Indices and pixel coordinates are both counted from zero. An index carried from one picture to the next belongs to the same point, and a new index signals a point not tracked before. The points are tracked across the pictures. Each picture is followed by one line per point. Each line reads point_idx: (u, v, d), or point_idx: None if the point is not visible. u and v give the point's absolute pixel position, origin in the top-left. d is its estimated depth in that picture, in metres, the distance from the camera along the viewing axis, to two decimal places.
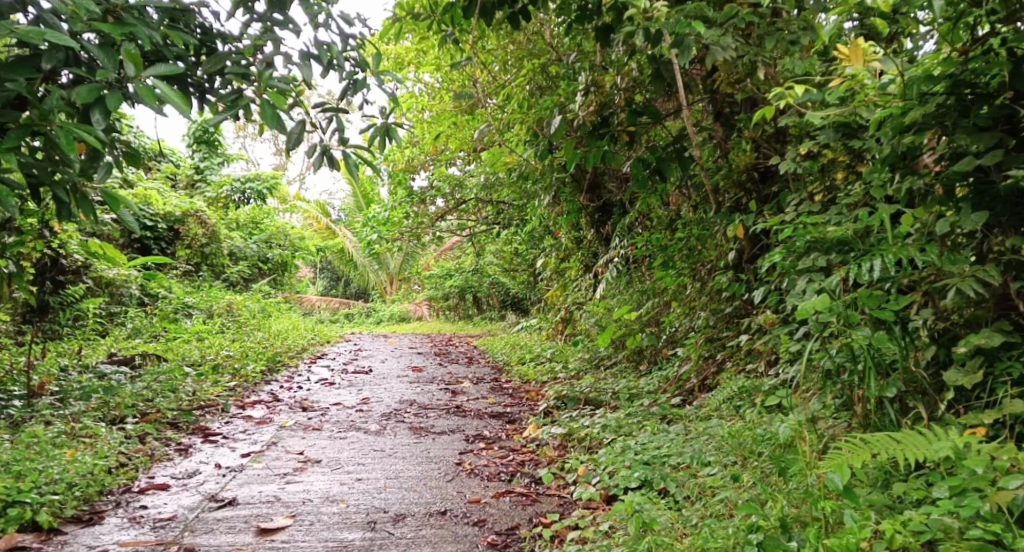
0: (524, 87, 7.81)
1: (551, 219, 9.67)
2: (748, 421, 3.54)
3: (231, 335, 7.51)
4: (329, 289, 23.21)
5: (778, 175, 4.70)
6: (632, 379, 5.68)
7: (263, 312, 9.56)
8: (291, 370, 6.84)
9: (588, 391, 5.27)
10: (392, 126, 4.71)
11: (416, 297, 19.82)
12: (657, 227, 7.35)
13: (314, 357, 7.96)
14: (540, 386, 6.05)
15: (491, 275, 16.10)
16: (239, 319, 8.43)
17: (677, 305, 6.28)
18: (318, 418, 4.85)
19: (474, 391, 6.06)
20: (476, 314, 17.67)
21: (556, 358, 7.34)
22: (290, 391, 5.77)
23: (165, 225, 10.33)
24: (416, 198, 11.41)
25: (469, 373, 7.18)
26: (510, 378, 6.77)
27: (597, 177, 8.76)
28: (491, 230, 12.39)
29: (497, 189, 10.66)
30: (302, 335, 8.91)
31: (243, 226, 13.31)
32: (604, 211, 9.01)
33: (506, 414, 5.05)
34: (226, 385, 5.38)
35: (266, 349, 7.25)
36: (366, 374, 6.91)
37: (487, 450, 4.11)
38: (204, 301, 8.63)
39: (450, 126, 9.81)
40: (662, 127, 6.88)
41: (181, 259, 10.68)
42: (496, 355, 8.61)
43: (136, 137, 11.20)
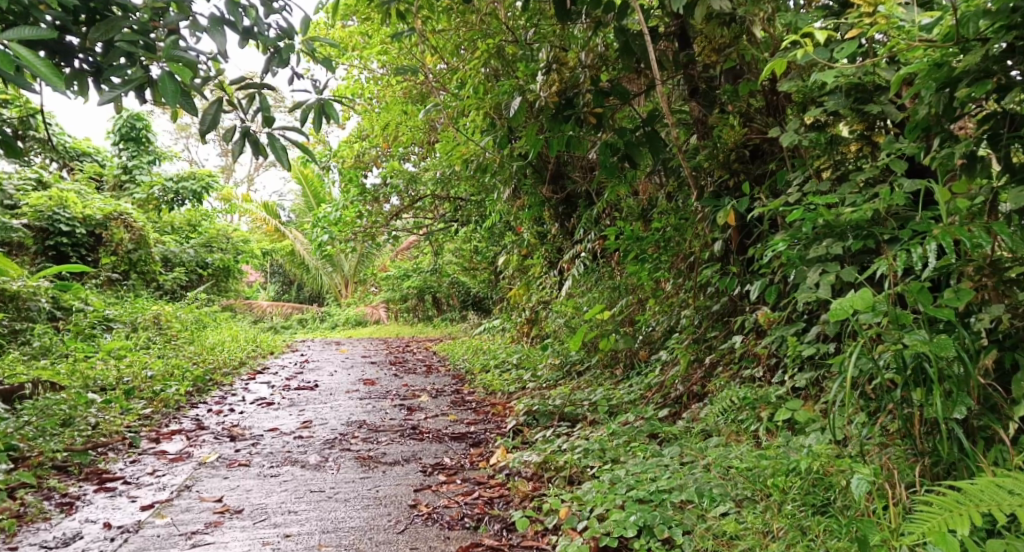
0: (479, 70, 7.21)
1: (512, 214, 9.04)
2: (761, 445, 2.94)
3: (156, 352, 6.77)
4: (282, 294, 22.26)
5: (772, 153, 4.14)
6: (607, 388, 5.08)
7: (198, 323, 8.76)
8: (224, 389, 6.10)
9: (562, 403, 4.65)
10: (330, 103, 4.07)
11: (373, 299, 19.00)
12: (627, 218, 6.77)
13: (254, 371, 7.23)
14: (506, 398, 5.42)
15: (450, 276, 15.41)
16: (169, 332, 7.66)
17: (655, 302, 5.69)
18: (246, 450, 4.14)
19: (433, 406, 5.40)
20: (436, 316, 16.95)
21: (522, 364, 6.71)
22: (220, 416, 5.03)
23: (86, 230, 9.52)
24: (368, 196, 10.68)
25: (426, 384, 6.52)
26: (472, 389, 6.14)
27: (560, 167, 8.16)
28: (449, 228, 11.71)
29: (453, 184, 10.00)
30: (242, 347, 8.16)
31: (180, 231, 12.46)
32: (569, 203, 8.42)
33: (470, 435, 4.39)
34: (138, 415, 4.65)
35: (196, 366, 6.52)
36: (311, 390, 6.21)
37: (448, 484, 3.44)
38: (128, 313, 7.91)
39: (398, 117, 9.14)
40: (631, 109, 6.29)
41: (105, 266, 9.80)
42: (456, 362, 7.95)
43: (55, 134, 10.97)
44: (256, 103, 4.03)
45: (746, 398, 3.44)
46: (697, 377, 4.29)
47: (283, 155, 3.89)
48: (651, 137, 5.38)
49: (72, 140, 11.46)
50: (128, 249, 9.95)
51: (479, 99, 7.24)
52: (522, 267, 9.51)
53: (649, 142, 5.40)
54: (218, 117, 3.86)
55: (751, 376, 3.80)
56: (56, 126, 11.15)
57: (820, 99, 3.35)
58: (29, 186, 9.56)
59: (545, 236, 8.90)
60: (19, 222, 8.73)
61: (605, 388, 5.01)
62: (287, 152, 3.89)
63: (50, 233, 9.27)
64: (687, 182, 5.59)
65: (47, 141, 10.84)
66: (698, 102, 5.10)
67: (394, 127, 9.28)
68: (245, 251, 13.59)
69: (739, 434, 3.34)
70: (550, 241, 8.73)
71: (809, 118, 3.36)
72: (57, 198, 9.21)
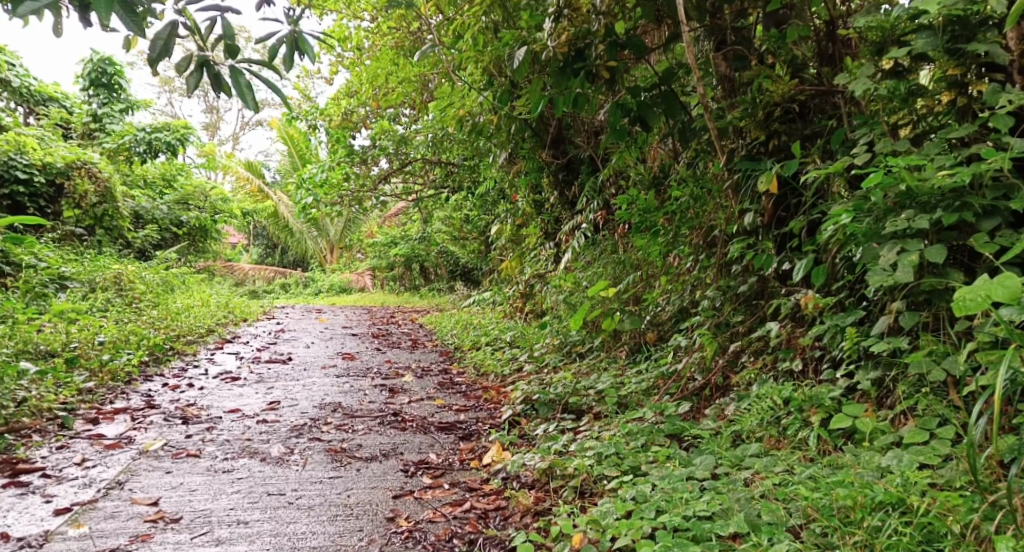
0: (478, 18, 6.44)
1: (508, 180, 8.43)
2: (824, 466, 2.42)
3: (112, 315, 6.15)
4: (265, 258, 21.56)
5: (822, 110, 3.56)
6: (613, 375, 4.53)
7: (166, 285, 8.12)
8: (186, 360, 5.51)
9: (565, 391, 4.10)
10: (306, 36, 3.40)
11: (359, 266, 18.37)
12: (635, 187, 6.18)
13: (223, 340, 6.62)
14: (500, 383, 4.86)
15: (439, 245, 14.79)
16: (130, 294, 7.03)
17: (667, 280, 5.13)
18: (199, 436, 3.56)
19: (417, 389, 4.82)
20: (423, 285, 16.34)
21: (515, 343, 6.15)
22: (175, 392, 4.44)
23: (45, 179, 8.88)
24: (356, 157, 10.01)
25: (411, 362, 5.95)
26: (461, 368, 5.58)
27: (561, 130, 7.54)
28: (441, 194, 11.07)
29: (446, 147, 9.36)
30: (212, 312, 7.55)
31: (154, 186, 11.77)
32: (570, 170, 7.81)
33: (460, 426, 3.84)
34: (76, 391, 4.06)
35: (154, 333, 5.92)
36: (283, 364, 5.62)
37: (433, 491, 2.88)
38: (86, 271, 7.27)
39: (389, 69, 8.45)
40: (646, 65, 5.68)
41: (68, 221, 9.12)
42: (444, 337, 7.38)
43: (18, 76, 10.20)
44: (217, 29, 3.36)
45: (790, 398, 2.89)
46: (721, 367, 3.74)
47: (248, 96, 3.30)
48: (671, 95, 4.80)
49: (38, 84, 10.66)
50: (94, 203, 9.27)
51: (477, 50, 6.58)
52: (516, 238, 8.92)
53: (669, 100, 4.82)
54: (171, 42, 3.22)
55: (790, 371, 3.25)
56: (19, 67, 10.24)
57: (900, 41, 2.77)
58: None
59: (542, 206, 8.30)
60: None
61: (610, 375, 4.46)
62: (253, 93, 3.30)
63: (6, 181, 8.61)
64: (708, 147, 5.01)
65: (8, 82, 9.95)
66: (726, 55, 4.51)
67: (384, 81, 8.61)
68: (224, 210, 12.92)
69: (782, 440, 2.79)
70: (547, 211, 8.11)
71: (885, 64, 2.78)
72: (13, 142, 8.51)
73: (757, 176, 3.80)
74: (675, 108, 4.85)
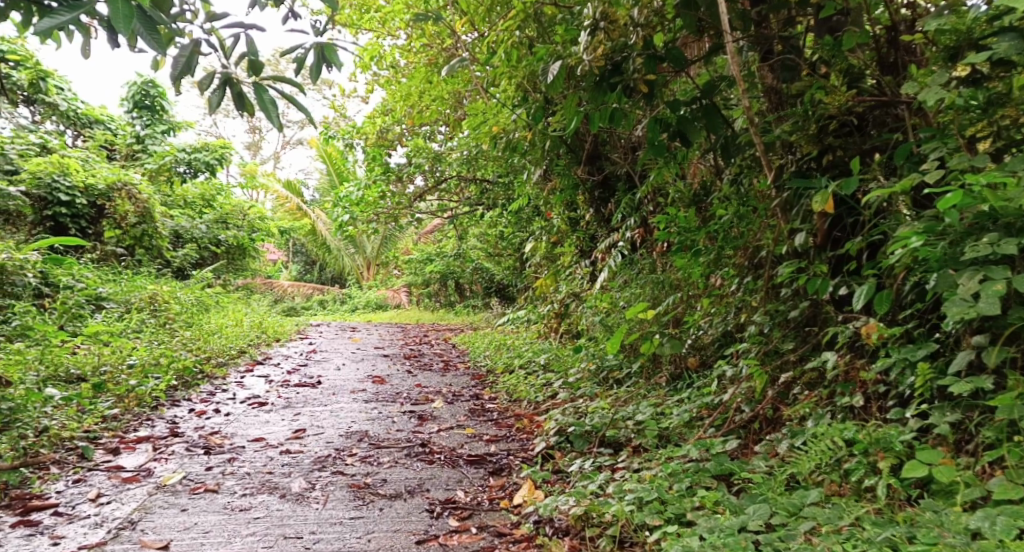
0: (512, 33, 6.29)
1: (543, 197, 8.26)
2: (903, 525, 2.21)
3: (144, 337, 6.09)
4: (303, 274, 21.71)
5: (880, 124, 3.32)
6: (654, 404, 4.31)
7: (200, 304, 8.08)
8: (215, 383, 5.39)
9: (603, 421, 3.89)
10: (332, 50, 3.28)
11: (395, 283, 18.33)
12: (675, 204, 5.96)
13: (254, 361, 6.52)
14: (534, 410, 4.66)
15: (474, 262, 14.66)
16: (164, 314, 6.99)
17: (710, 303, 4.90)
18: (219, 469, 3.41)
19: (447, 416, 4.64)
20: (459, 302, 16.21)
21: (550, 366, 5.95)
22: (200, 419, 4.31)
23: (87, 201, 8.91)
24: (392, 176, 9.94)
25: (442, 385, 5.78)
26: (494, 393, 5.38)
27: (598, 146, 7.35)
28: (476, 211, 10.94)
29: (481, 164, 9.23)
30: (246, 332, 7.48)
31: (193, 205, 11.85)
32: (607, 187, 7.61)
33: (490, 460, 3.64)
34: (99, 418, 3.95)
35: (185, 355, 5.83)
36: (312, 387, 5.48)
37: (459, 536, 2.69)
38: (121, 291, 7.24)
39: (423, 86, 8.34)
40: (686, 79, 5.48)
41: (108, 241, 9.16)
42: (478, 358, 7.20)
43: (62, 99, 10.34)
44: (241, 46, 3.24)
45: (853, 440, 2.65)
46: (770, 398, 3.51)
47: (271, 111, 3.17)
48: (712, 109, 4.55)
49: (85, 106, 10.88)
50: (134, 223, 9.32)
51: (511, 66, 6.41)
52: (552, 256, 8.74)
53: (710, 114, 4.57)
54: (194, 59, 3.13)
55: (848, 406, 3.01)
56: (68, 91, 10.62)
57: (979, 45, 2.60)
58: (31, 152, 8.88)
59: (578, 223, 8.10)
60: (17, 190, 8.13)
61: (651, 405, 4.24)
62: (277, 107, 3.17)
63: (48, 202, 8.68)
64: (753, 165, 4.78)
65: (56, 106, 10.27)
66: (772, 66, 4.29)
67: (418, 98, 8.51)
68: (262, 228, 12.97)
69: (843, 488, 2.56)
70: (582, 228, 7.91)
71: (961, 71, 2.60)
72: (57, 164, 8.59)
73: (811, 193, 3.59)
74: (715, 123, 4.60)
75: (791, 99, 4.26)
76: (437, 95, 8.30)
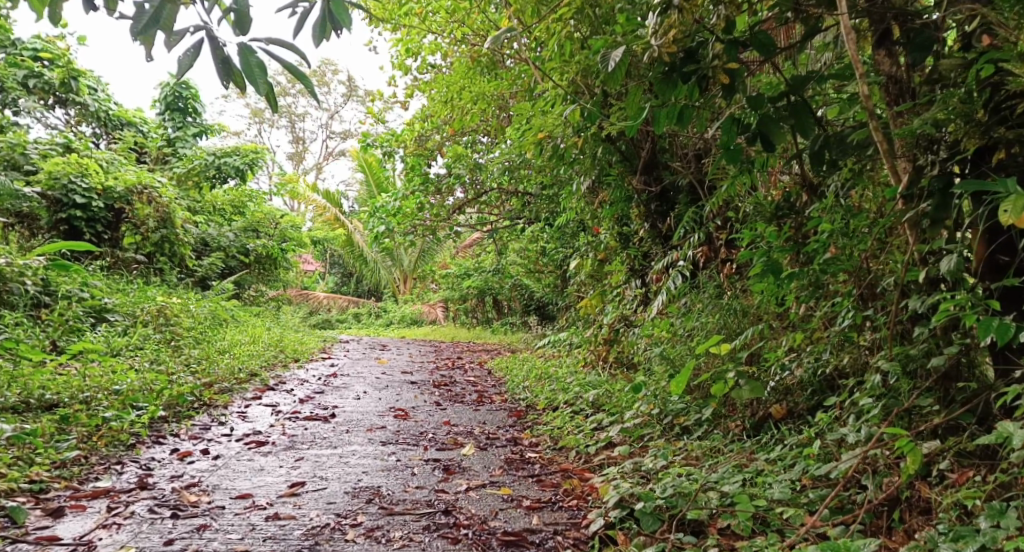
0: (569, 22, 5.50)
1: (591, 210, 7.44)
2: None
3: (143, 356, 5.36)
4: (339, 286, 21.14)
5: None
6: (739, 467, 3.48)
7: (216, 320, 7.38)
8: (212, 413, 4.61)
9: (680, 493, 3.07)
10: (342, 8, 2.51)
11: (431, 297, 17.62)
12: (752, 220, 5.15)
13: (265, 385, 5.77)
14: (586, 466, 3.83)
15: (514, 278, 13.86)
16: (172, 330, 6.25)
17: (800, 339, 4.07)
18: (183, 543, 2.67)
19: (478, 468, 3.83)
20: (496, 319, 15.43)
21: (602, 405, 5.10)
22: (181, 464, 3.55)
23: (104, 204, 8.25)
24: (432, 186, 9.17)
25: (474, 424, 4.96)
26: (535, 439, 4.53)
27: (656, 153, 6.54)
28: (518, 225, 10.16)
29: (525, 175, 8.46)
30: (261, 351, 6.73)
31: (222, 212, 11.24)
32: (665, 200, 6.76)
33: (531, 542, 2.85)
34: (52, 464, 3.22)
35: (183, 380, 5.06)
36: (324, 422, 4.70)
37: None
38: (130, 303, 6.54)
39: (464, 87, 7.58)
40: (770, 74, 4.66)
41: (128, 248, 8.52)
42: (517, 389, 6.38)
43: (92, 98, 9.79)
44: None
45: None
46: (911, 476, 2.68)
47: (258, 80, 2.48)
48: (802, 106, 3.74)
49: (116, 107, 10.33)
50: (153, 230, 8.65)
51: (563, 61, 5.73)
52: (598, 275, 7.91)
53: (800, 112, 3.77)
54: (166, 12, 2.32)
55: None
56: (100, 91, 10.07)
57: None
58: (54, 152, 8.27)
59: (629, 240, 7.26)
60: (31, 191, 7.51)
61: (737, 469, 3.40)
62: (266, 76, 2.48)
63: (64, 205, 8.04)
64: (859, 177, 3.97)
65: (88, 106, 9.74)
66: (893, 51, 3.47)
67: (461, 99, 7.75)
68: (293, 238, 12.32)
69: None
70: (634, 245, 7.06)
71: None
72: (76, 164, 7.99)
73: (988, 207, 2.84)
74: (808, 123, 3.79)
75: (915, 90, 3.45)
76: (482, 98, 7.52)
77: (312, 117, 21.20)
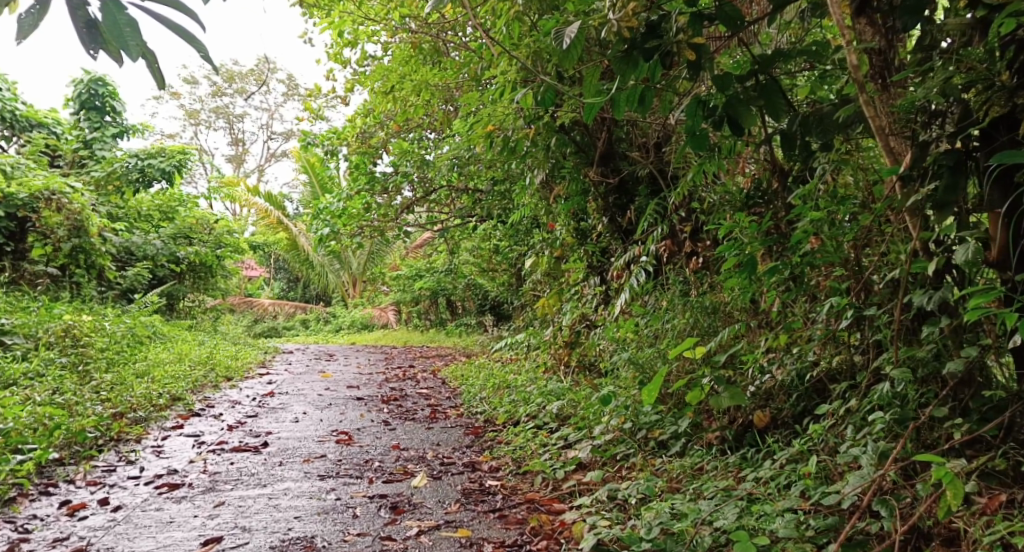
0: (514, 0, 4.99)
1: (545, 206, 6.95)
2: None
3: (44, 385, 4.72)
4: (286, 291, 20.32)
5: None
6: (727, 490, 3.06)
7: (138, 338, 6.70)
8: (120, 450, 4.03)
9: (667, 533, 2.63)
10: None
11: (383, 300, 16.94)
12: (721, 211, 4.71)
13: (189, 410, 5.16)
14: (555, 497, 3.35)
15: (467, 278, 13.30)
16: (81, 352, 5.58)
17: (783, 341, 3.65)
18: None
19: (431, 504, 3.31)
20: (450, 320, 14.88)
21: (567, 418, 4.63)
22: (69, 522, 3.03)
23: (3, 213, 7.59)
24: (378, 186, 8.55)
25: (427, 446, 4.43)
26: (495, 462, 4.04)
27: (613, 142, 6.07)
28: (469, 224, 9.63)
29: (475, 170, 7.93)
30: (187, 371, 6.09)
31: (150, 218, 10.46)
32: (624, 192, 6.30)
33: None
34: None
35: (89, 411, 4.43)
36: (253, 454, 4.13)
37: None
38: (34, 322, 5.85)
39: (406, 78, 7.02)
40: (737, 50, 4.21)
41: (39, 261, 7.76)
42: (473, 401, 5.86)
43: None
44: None
45: None
46: (942, 507, 2.30)
47: (132, 43, 1.82)
48: (773, 87, 3.26)
49: (26, 107, 9.50)
50: (65, 239, 7.89)
51: (509, 45, 5.24)
52: (555, 273, 7.44)
53: (770, 94, 3.28)
54: None
55: None
56: (6, 90, 9.22)
57: None
58: None
59: (587, 236, 6.79)
60: None
61: (725, 494, 2.98)
62: (142, 37, 1.83)
63: None
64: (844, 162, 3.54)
65: None
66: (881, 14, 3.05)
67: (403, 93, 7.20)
68: (231, 244, 11.58)
69: None
70: (592, 241, 6.58)
71: None
72: None
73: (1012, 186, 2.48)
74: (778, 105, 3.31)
75: (903, 60, 3.04)
76: (426, 93, 6.99)
77: (251, 118, 20.28)
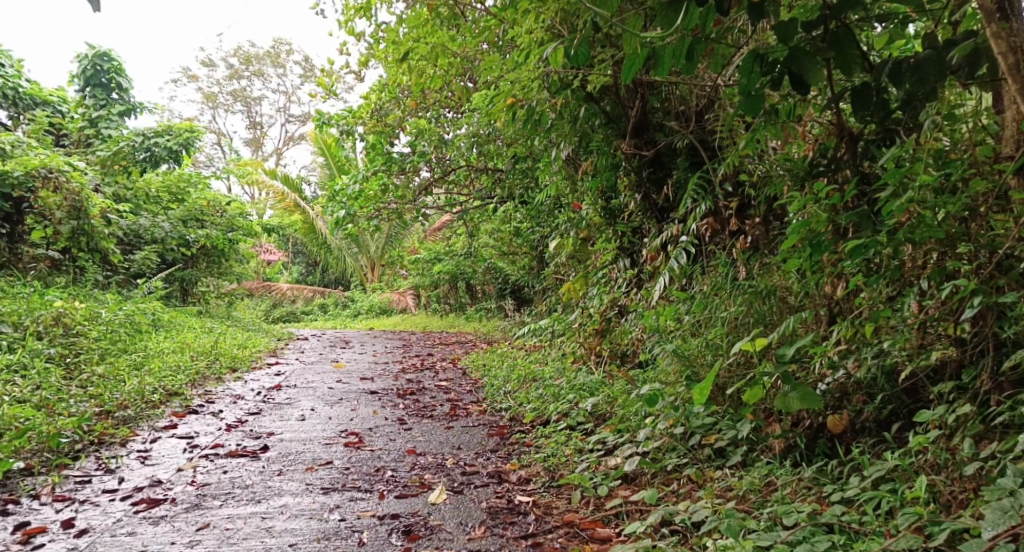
0: None
1: (573, 183, 6.35)
2: None
3: (23, 380, 4.25)
4: (304, 276, 19.91)
5: None
6: (813, 516, 2.51)
7: (136, 327, 6.23)
8: (100, 456, 3.55)
9: None
10: None
11: (402, 285, 16.44)
12: (778, 184, 4.10)
13: (185, 407, 4.67)
14: (600, 521, 2.84)
15: (488, 262, 12.74)
16: (71, 344, 5.12)
17: (865, 333, 3.07)
18: None
19: (450, 529, 2.80)
20: (470, 305, 14.35)
21: (603, 419, 4.08)
22: None
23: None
24: (395, 166, 7.93)
25: (446, 450, 3.92)
26: (525, 472, 3.51)
27: (648, 111, 5.45)
28: (490, 205, 9.06)
29: (496, 147, 7.34)
30: (188, 362, 5.61)
31: (157, 199, 10.00)
32: (659, 166, 5.66)
33: None
34: None
35: (69, 411, 3.95)
36: (248, 460, 3.63)
37: None
38: (21, 310, 5.39)
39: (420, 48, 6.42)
40: None
41: (38, 245, 7.30)
42: (496, 397, 5.32)
43: None
44: None
45: None
46: None
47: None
48: (844, 33, 2.59)
49: (29, 84, 9.03)
50: (64, 221, 7.43)
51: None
52: (582, 256, 6.84)
53: (841, 45, 2.61)
54: None
55: None
56: (8, 66, 8.73)
57: None
58: None
59: (617, 215, 6.17)
60: None
61: (812, 524, 2.44)
62: None
63: None
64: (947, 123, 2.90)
65: None
66: None
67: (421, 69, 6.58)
68: (243, 227, 11.11)
69: None
70: (624, 220, 5.98)
71: None
72: None
73: None
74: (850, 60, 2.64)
75: None
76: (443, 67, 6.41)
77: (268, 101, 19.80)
